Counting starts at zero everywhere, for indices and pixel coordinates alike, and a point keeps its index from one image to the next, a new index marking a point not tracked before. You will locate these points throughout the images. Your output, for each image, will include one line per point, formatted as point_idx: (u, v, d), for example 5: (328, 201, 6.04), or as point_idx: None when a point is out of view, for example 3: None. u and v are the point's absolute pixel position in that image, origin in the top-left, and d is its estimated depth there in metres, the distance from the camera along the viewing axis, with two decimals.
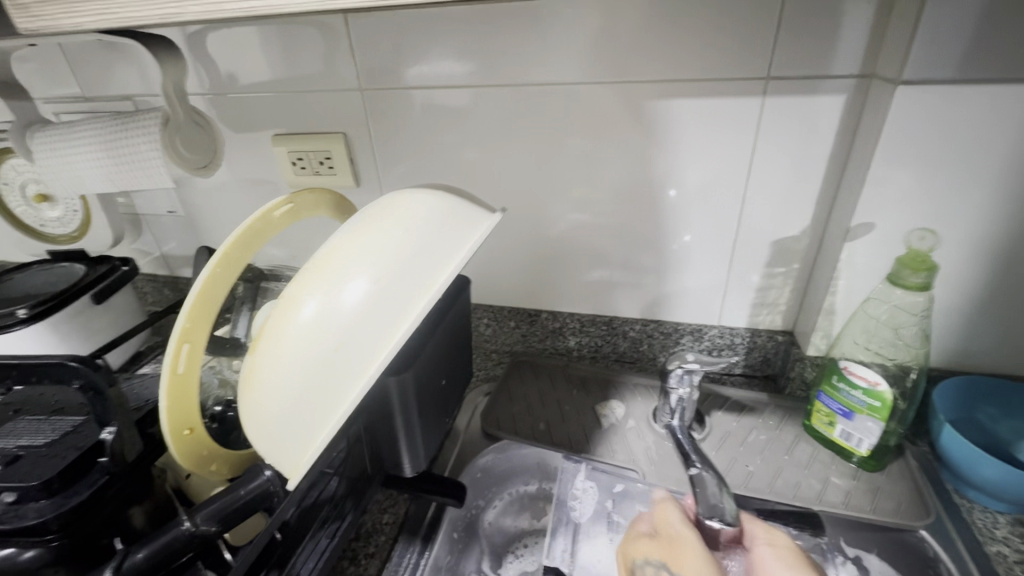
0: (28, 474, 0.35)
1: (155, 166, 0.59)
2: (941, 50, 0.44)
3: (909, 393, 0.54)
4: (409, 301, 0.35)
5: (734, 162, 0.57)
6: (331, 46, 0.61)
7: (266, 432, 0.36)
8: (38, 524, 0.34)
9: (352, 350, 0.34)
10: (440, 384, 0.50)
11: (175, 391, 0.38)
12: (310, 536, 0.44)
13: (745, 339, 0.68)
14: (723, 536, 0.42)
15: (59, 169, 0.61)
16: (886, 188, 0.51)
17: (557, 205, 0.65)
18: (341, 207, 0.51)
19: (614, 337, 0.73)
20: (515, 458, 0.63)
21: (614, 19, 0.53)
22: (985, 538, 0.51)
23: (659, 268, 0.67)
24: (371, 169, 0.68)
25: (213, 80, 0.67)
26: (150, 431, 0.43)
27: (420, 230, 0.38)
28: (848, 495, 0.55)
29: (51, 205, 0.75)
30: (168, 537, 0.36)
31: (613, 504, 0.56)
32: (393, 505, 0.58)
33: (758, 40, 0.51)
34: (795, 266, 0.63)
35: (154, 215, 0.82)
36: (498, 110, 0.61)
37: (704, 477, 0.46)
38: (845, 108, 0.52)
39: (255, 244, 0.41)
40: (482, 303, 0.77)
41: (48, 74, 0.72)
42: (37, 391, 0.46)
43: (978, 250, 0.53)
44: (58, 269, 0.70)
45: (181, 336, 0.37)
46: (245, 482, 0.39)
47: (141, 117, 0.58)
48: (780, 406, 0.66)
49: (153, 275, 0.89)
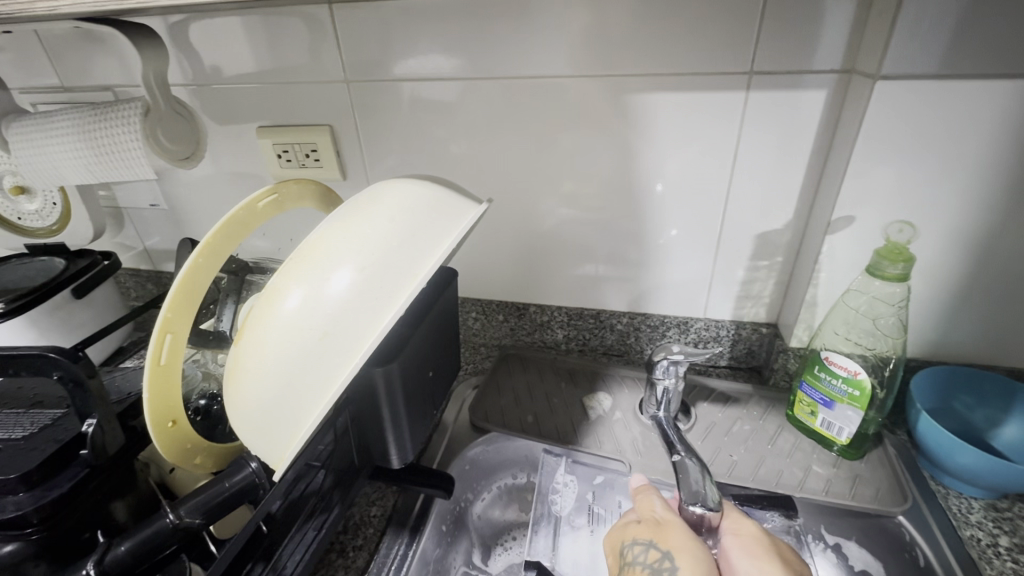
0: (6, 467, 0.35)
1: (136, 156, 0.58)
2: (919, 47, 0.45)
3: (888, 382, 0.56)
4: (394, 289, 0.35)
5: (720, 157, 0.58)
6: (316, 37, 0.60)
7: (250, 421, 0.36)
8: (17, 518, 0.34)
9: (337, 339, 0.34)
10: (427, 376, 0.50)
11: (158, 383, 0.37)
12: (297, 528, 0.44)
13: (730, 331, 0.69)
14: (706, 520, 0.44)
15: (35, 161, 0.60)
16: (866, 182, 0.52)
17: (545, 199, 0.66)
18: (327, 199, 0.50)
19: (601, 330, 0.74)
20: (505, 450, 0.63)
21: (600, 15, 0.54)
22: (960, 523, 0.52)
23: (645, 262, 0.67)
24: (358, 162, 0.68)
25: (196, 71, 0.66)
26: (132, 423, 0.43)
27: (405, 219, 0.38)
28: (829, 482, 0.56)
29: (30, 198, 0.73)
30: (151, 529, 0.36)
31: (594, 496, 0.58)
32: (381, 498, 0.57)
33: (742, 36, 0.52)
34: (778, 259, 0.64)
35: (136, 208, 0.81)
36: (485, 103, 0.61)
37: (687, 464, 0.48)
38: (827, 103, 0.53)
39: (240, 233, 0.40)
40: (470, 297, 0.77)
41: (25, 63, 0.70)
42: (15, 385, 0.46)
43: (953, 243, 0.54)
44: (37, 263, 0.68)
45: (164, 327, 0.36)
46: (229, 474, 0.39)
47: (121, 107, 0.57)
48: (764, 397, 0.67)
49: (135, 270, 0.88)
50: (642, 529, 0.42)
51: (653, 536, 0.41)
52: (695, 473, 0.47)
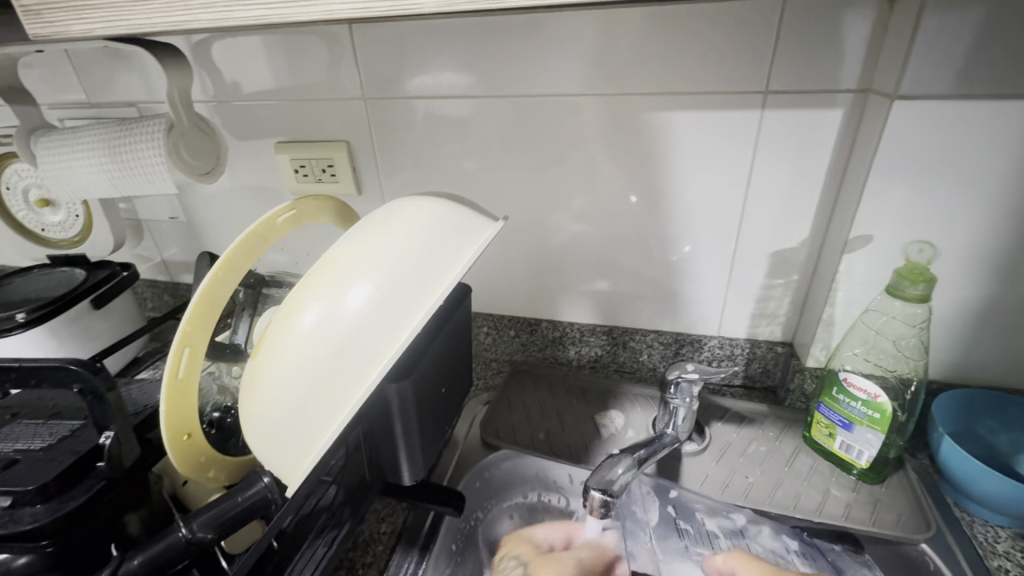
0: (25, 478, 0.35)
1: (159, 171, 0.59)
2: (937, 69, 0.45)
3: (909, 406, 0.55)
4: (411, 306, 0.35)
5: (734, 176, 0.58)
6: (335, 56, 0.62)
7: (265, 436, 0.36)
8: (33, 529, 0.34)
9: (354, 356, 0.34)
10: (439, 392, 0.50)
11: (175, 397, 0.38)
12: (307, 545, 0.44)
13: (745, 350, 0.68)
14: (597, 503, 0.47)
15: (60, 173, 0.62)
16: (883, 202, 0.52)
17: (556, 215, 0.66)
18: (344, 213, 0.51)
19: (615, 348, 0.73)
20: (516, 470, 0.61)
21: (613, 36, 0.54)
22: (986, 553, 0.50)
23: (658, 280, 0.67)
24: (373, 177, 0.69)
25: (218, 88, 0.67)
26: (149, 436, 0.43)
27: (423, 236, 0.38)
28: (848, 507, 0.55)
29: (54, 210, 0.75)
30: (164, 544, 0.36)
31: (676, 512, 0.56)
32: (391, 514, 0.56)
33: (757, 57, 0.52)
34: (794, 278, 0.63)
35: (155, 220, 0.82)
36: (498, 120, 0.61)
37: (618, 459, 0.50)
38: (843, 122, 0.53)
39: (258, 248, 0.41)
40: (482, 312, 0.77)
41: (54, 80, 0.72)
42: (35, 395, 0.46)
43: (974, 263, 0.53)
44: (58, 274, 0.70)
45: (182, 340, 0.37)
46: (242, 489, 0.39)
47: (146, 123, 0.59)
48: (780, 417, 0.65)
49: (152, 281, 0.89)
50: (533, 551, 0.52)
51: (530, 559, 0.51)
52: (621, 465, 0.49)
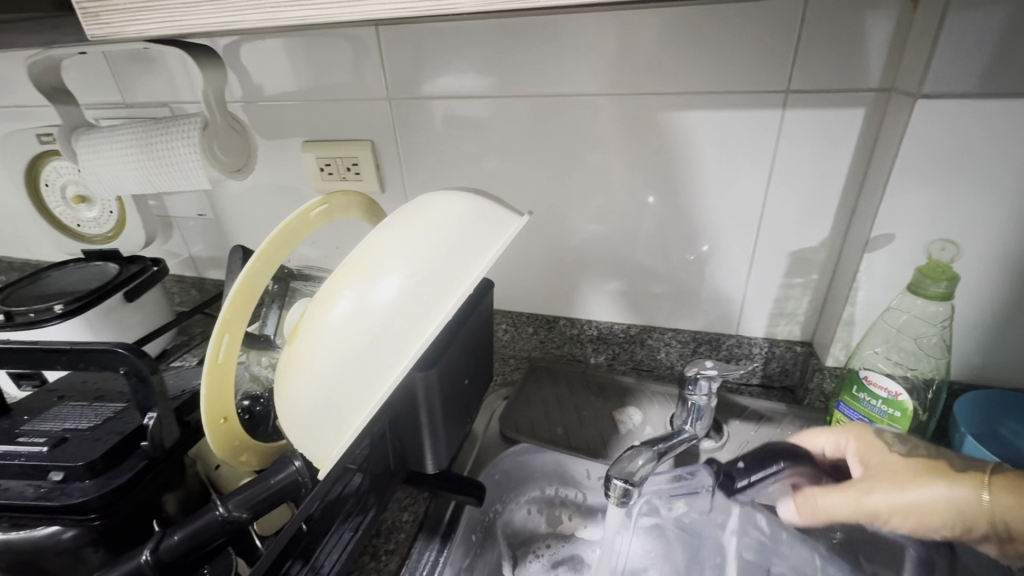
0: (75, 455, 0.37)
1: (192, 167, 0.61)
2: (961, 66, 0.45)
3: (931, 405, 0.55)
4: (443, 296, 0.37)
5: (754, 175, 0.59)
6: (360, 56, 0.63)
7: (300, 421, 0.37)
8: (82, 502, 0.36)
9: (388, 342, 0.36)
10: (463, 384, 0.51)
11: (214, 381, 0.39)
12: (333, 529, 0.45)
13: (763, 348, 0.68)
14: (618, 491, 0.47)
15: (97, 168, 0.64)
16: (905, 201, 0.52)
17: (575, 214, 0.67)
18: (370, 208, 0.52)
19: (632, 345, 0.74)
20: (535, 466, 0.63)
21: (633, 38, 0.55)
22: None
23: (676, 278, 0.67)
24: (396, 176, 0.70)
25: (247, 88, 0.69)
26: (187, 419, 0.45)
27: (453, 229, 0.39)
28: None
29: (89, 206, 0.78)
30: (202, 522, 0.38)
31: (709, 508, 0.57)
32: (412, 504, 0.58)
33: (777, 58, 0.53)
34: (814, 277, 0.63)
35: (184, 217, 0.85)
36: (519, 120, 0.63)
37: (637, 453, 0.50)
38: (865, 122, 0.53)
39: (293, 240, 0.42)
40: (500, 309, 0.78)
41: (92, 81, 0.75)
42: (80, 379, 0.48)
43: (998, 262, 0.53)
44: (92, 268, 0.72)
45: (223, 327, 0.38)
46: (274, 472, 0.40)
47: (182, 121, 0.61)
48: (799, 416, 0.65)
49: (180, 277, 0.92)
50: None
51: None
52: (642, 457, 0.49)
